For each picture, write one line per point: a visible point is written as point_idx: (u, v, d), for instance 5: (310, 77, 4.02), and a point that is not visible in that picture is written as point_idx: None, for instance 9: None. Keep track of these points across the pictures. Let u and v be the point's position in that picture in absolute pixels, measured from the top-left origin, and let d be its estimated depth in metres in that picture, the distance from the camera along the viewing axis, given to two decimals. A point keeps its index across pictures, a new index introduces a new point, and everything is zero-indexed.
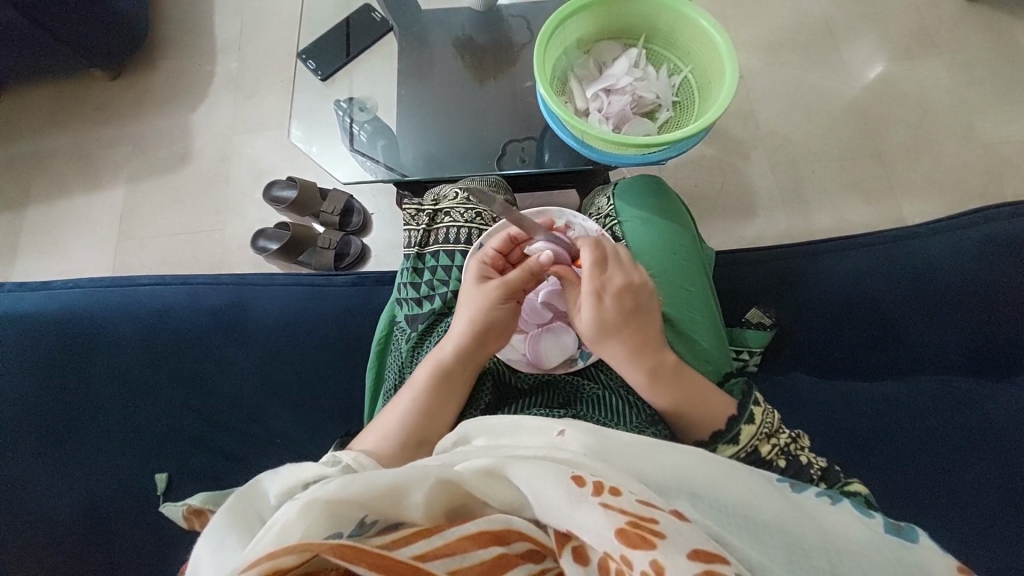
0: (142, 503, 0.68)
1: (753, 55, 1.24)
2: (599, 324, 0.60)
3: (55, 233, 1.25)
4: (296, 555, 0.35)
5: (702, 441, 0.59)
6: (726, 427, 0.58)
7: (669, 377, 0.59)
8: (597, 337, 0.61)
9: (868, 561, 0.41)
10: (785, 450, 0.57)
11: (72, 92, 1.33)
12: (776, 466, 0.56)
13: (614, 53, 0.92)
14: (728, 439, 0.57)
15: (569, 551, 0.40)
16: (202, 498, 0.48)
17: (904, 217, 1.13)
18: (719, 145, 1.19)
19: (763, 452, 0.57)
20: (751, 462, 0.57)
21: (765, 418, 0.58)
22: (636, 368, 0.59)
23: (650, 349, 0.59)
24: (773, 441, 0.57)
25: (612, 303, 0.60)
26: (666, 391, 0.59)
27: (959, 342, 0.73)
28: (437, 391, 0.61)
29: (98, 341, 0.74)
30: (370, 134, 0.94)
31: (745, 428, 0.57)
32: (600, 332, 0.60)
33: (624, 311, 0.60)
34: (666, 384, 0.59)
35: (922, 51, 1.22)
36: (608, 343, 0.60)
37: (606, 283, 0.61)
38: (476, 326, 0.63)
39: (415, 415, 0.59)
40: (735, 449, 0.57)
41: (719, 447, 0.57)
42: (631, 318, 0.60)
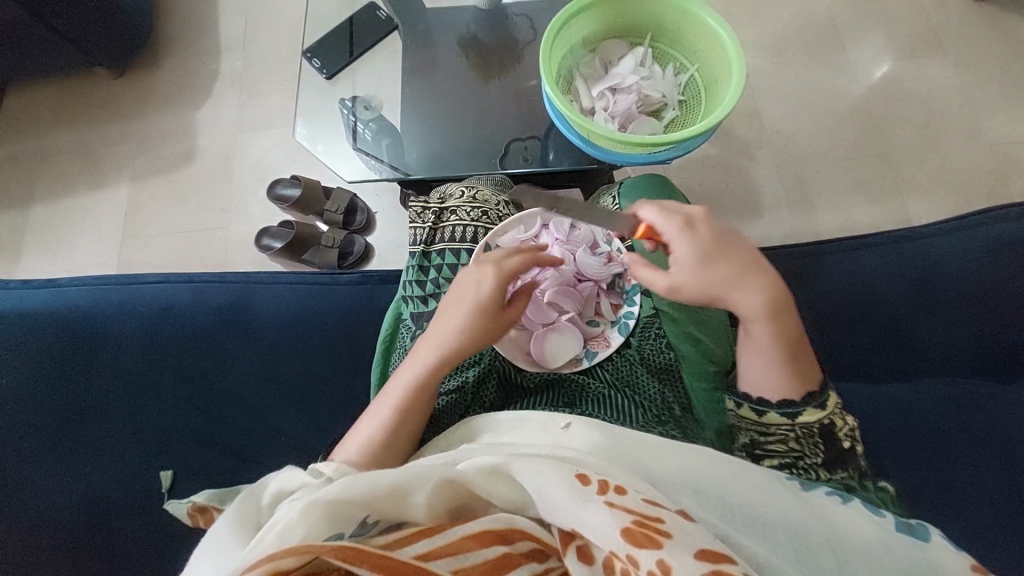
0: (144, 500, 0.68)
1: (758, 54, 1.23)
2: (702, 251, 0.57)
3: (59, 232, 1.25)
4: (297, 558, 0.35)
5: (812, 390, 0.56)
6: (819, 389, 0.56)
7: (781, 302, 0.55)
8: (704, 269, 0.56)
9: (877, 561, 0.41)
10: (851, 433, 0.56)
11: (77, 89, 1.33)
12: (841, 443, 0.55)
13: (619, 52, 0.91)
14: (817, 403, 0.55)
15: (573, 551, 0.39)
16: (205, 495, 0.48)
17: (909, 217, 1.12)
18: (724, 145, 1.19)
19: (838, 426, 0.55)
20: (824, 432, 0.55)
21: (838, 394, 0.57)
22: (756, 287, 0.55)
23: (761, 267, 0.56)
24: (845, 418, 0.56)
25: (707, 229, 0.58)
26: (785, 313, 0.55)
27: (968, 341, 0.72)
28: (416, 400, 0.58)
29: (102, 338, 0.74)
30: (374, 133, 0.94)
31: (833, 396, 0.56)
32: (704, 263, 0.56)
33: (717, 234, 0.58)
34: (784, 305, 0.55)
35: (928, 51, 1.22)
36: (716, 271, 0.56)
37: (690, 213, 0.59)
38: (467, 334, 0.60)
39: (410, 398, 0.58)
40: (820, 415, 0.55)
41: (805, 411, 0.55)
42: (730, 240, 0.57)
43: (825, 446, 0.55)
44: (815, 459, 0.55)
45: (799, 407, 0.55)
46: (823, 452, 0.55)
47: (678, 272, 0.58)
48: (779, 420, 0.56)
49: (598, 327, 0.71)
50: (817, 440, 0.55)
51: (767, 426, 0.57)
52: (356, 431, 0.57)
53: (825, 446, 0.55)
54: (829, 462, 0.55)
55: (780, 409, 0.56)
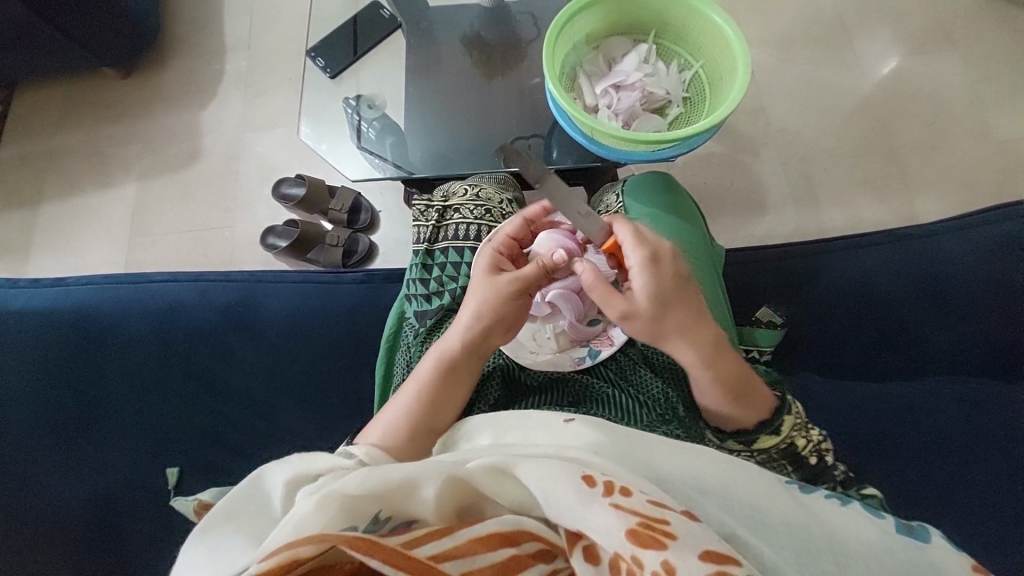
0: (152, 496, 0.69)
1: (764, 49, 1.22)
2: (660, 292, 0.56)
3: (68, 230, 1.26)
4: (313, 546, 0.36)
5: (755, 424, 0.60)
6: (771, 416, 0.59)
7: (722, 349, 0.58)
8: (659, 310, 0.56)
9: (875, 561, 0.42)
10: (817, 448, 0.59)
11: (85, 89, 1.34)
12: (808, 462, 0.59)
13: (624, 48, 0.91)
14: (771, 430, 0.59)
15: (580, 551, 0.40)
16: (209, 495, 0.51)
17: (917, 214, 1.11)
18: (730, 142, 1.18)
19: (800, 446, 0.59)
20: (787, 455, 0.59)
21: (799, 411, 0.61)
22: (699, 338, 0.57)
23: (707, 319, 0.58)
24: (807, 435, 0.60)
25: (670, 270, 0.57)
26: (726, 363, 0.57)
27: (975, 339, 0.72)
28: (444, 381, 0.61)
29: (111, 338, 0.74)
30: (378, 132, 0.95)
31: (787, 420, 0.59)
32: (661, 303, 0.56)
33: (678, 276, 0.58)
34: (722, 356, 0.57)
35: (937, 45, 1.20)
36: (672, 314, 0.56)
37: (659, 249, 0.58)
38: (489, 323, 0.63)
39: (421, 405, 0.60)
40: (776, 440, 0.59)
41: (760, 437, 0.60)
42: (686, 285, 0.58)
43: (794, 466, 0.60)
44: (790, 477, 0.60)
45: (753, 436, 0.60)
46: (794, 471, 0.60)
47: (633, 306, 0.57)
48: (736, 447, 0.61)
49: (600, 325, 0.71)
50: (784, 461, 0.60)
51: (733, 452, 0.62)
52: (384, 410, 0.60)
53: (794, 466, 0.60)
54: (806, 479, 0.60)
55: (736, 440, 0.61)
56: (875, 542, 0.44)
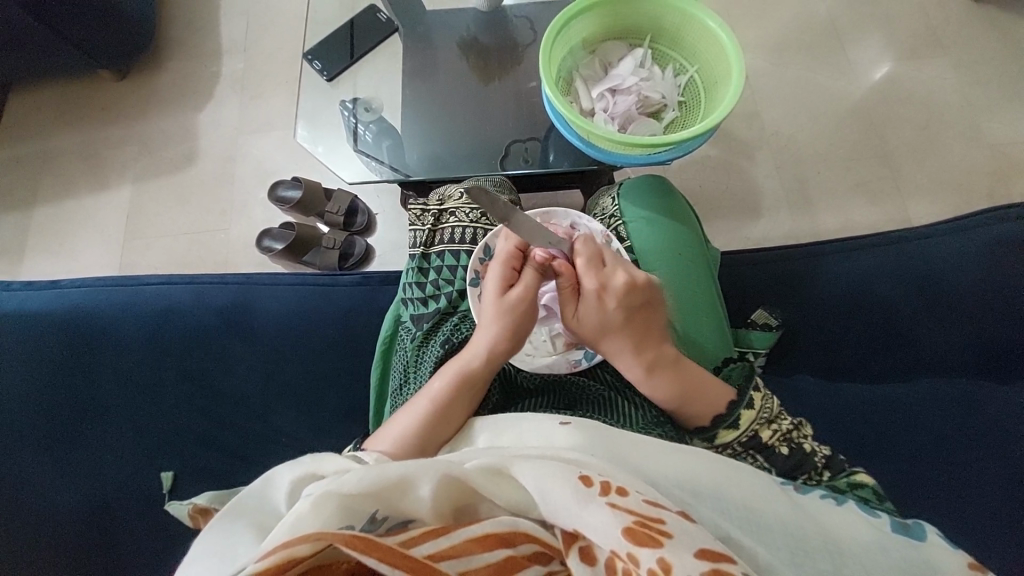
0: (145, 500, 0.69)
1: (759, 54, 1.23)
2: (603, 317, 0.61)
3: (62, 233, 1.26)
4: (310, 545, 0.36)
5: (704, 428, 0.61)
6: (727, 411, 0.60)
7: (669, 365, 0.61)
8: (598, 333, 0.62)
9: (872, 562, 0.42)
10: (786, 437, 0.59)
11: (80, 91, 1.34)
12: (777, 452, 0.58)
13: (620, 53, 0.91)
14: (729, 423, 0.60)
15: (576, 552, 0.40)
16: (205, 499, 0.51)
17: (910, 218, 1.12)
18: (725, 146, 1.19)
19: (764, 437, 0.59)
20: (752, 446, 0.59)
21: (765, 404, 0.60)
22: (638, 359, 0.61)
23: (651, 341, 0.61)
24: (773, 426, 0.59)
25: (614, 298, 0.61)
26: (666, 381, 0.60)
27: (970, 340, 0.72)
28: (457, 395, 0.60)
29: (104, 341, 0.74)
30: (375, 134, 0.95)
31: (745, 413, 0.60)
32: (601, 328, 0.61)
33: (626, 304, 0.61)
34: (667, 373, 0.60)
35: (929, 51, 1.22)
36: (616, 336, 0.61)
37: (607, 279, 0.62)
38: (506, 342, 0.63)
39: (430, 421, 0.59)
40: (736, 434, 0.60)
41: (720, 432, 0.60)
42: (634, 311, 0.61)
43: (766, 457, 0.59)
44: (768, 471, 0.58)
45: (713, 431, 0.60)
46: (771, 465, 0.58)
47: (579, 325, 0.62)
48: (704, 444, 0.61)
49: None
50: (751, 453, 0.59)
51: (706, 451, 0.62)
52: (396, 423, 0.60)
53: (764, 456, 0.59)
54: (785, 471, 0.58)
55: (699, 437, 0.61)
56: (871, 542, 0.44)
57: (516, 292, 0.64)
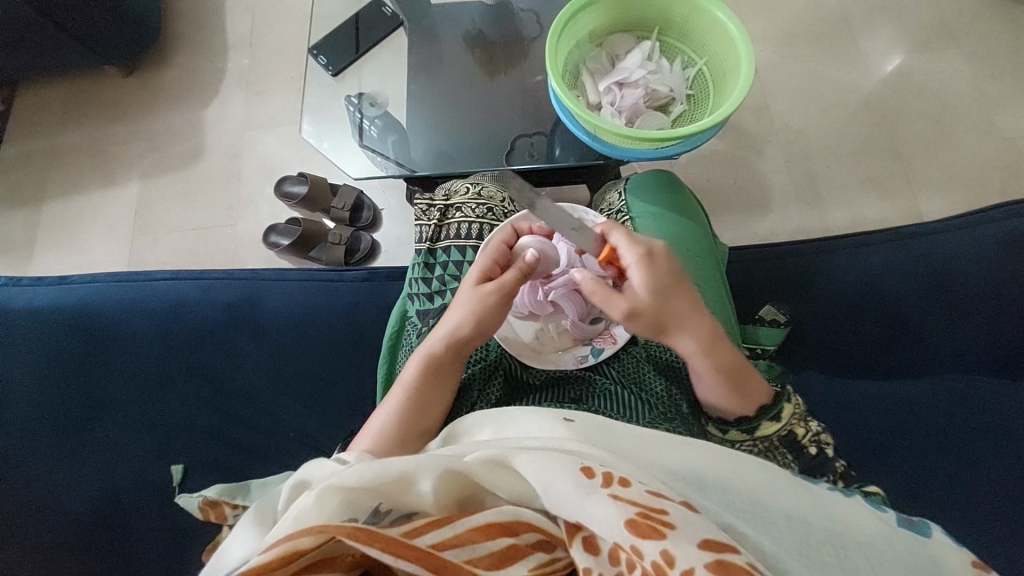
0: (156, 496, 0.70)
1: (768, 47, 1.21)
2: (659, 287, 0.57)
3: (71, 229, 1.26)
4: (312, 537, 0.36)
5: (749, 415, 0.60)
6: (772, 403, 0.60)
7: (722, 338, 0.58)
8: (658, 306, 0.57)
9: (879, 556, 0.42)
10: (815, 438, 0.60)
11: (88, 88, 1.34)
12: (808, 451, 0.60)
13: (627, 46, 0.90)
14: (773, 416, 0.60)
15: (579, 542, 0.40)
16: (217, 490, 0.53)
17: (921, 212, 1.11)
18: (733, 140, 1.17)
19: (798, 434, 0.60)
20: (786, 442, 0.60)
21: (800, 402, 0.61)
22: (698, 333, 0.57)
23: (702, 312, 0.58)
24: (805, 425, 0.60)
25: (666, 267, 0.58)
26: (723, 352, 0.58)
27: (982, 336, 0.71)
28: (427, 384, 0.61)
29: (113, 335, 0.75)
30: (380, 129, 0.95)
31: (789, 407, 0.60)
32: (660, 299, 0.57)
33: (675, 272, 0.58)
34: (722, 347, 0.58)
35: (942, 43, 1.19)
36: (672, 308, 0.57)
37: (654, 245, 0.58)
38: (470, 326, 0.63)
39: (407, 411, 0.60)
40: (777, 427, 0.60)
41: (763, 424, 0.60)
42: (681, 279, 0.58)
43: (794, 454, 0.60)
44: (793, 467, 0.60)
45: (755, 423, 0.60)
46: (794, 461, 0.60)
47: (636, 303, 0.57)
48: (738, 434, 0.61)
49: (603, 323, 0.71)
50: (783, 450, 0.60)
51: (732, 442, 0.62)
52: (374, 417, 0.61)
53: (793, 455, 0.60)
54: (807, 469, 0.60)
55: (737, 425, 0.61)
56: (877, 534, 0.44)
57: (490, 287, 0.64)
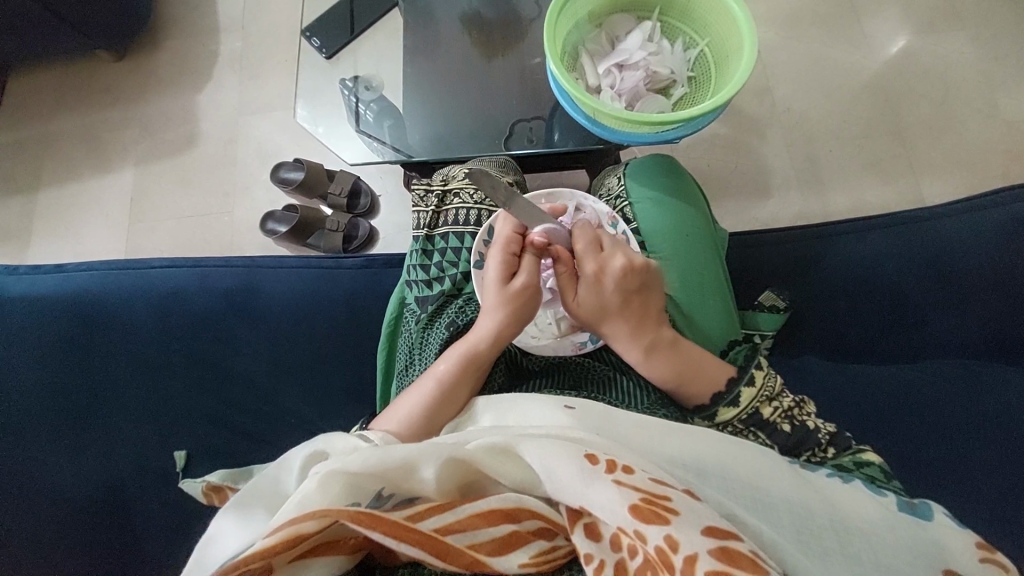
0: (159, 482, 0.70)
1: (771, 27, 1.19)
2: (601, 303, 0.62)
3: (67, 216, 1.26)
4: (317, 520, 0.36)
5: (703, 404, 0.61)
6: (727, 390, 0.60)
7: (668, 348, 0.61)
8: (599, 318, 0.63)
9: (878, 540, 0.43)
10: (787, 414, 0.58)
11: (80, 72, 1.32)
12: (779, 428, 0.57)
13: (627, 27, 0.88)
14: (729, 401, 0.60)
15: (581, 528, 0.41)
16: (218, 475, 0.53)
17: (923, 197, 1.10)
18: (734, 122, 1.16)
19: (765, 413, 0.58)
20: (752, 424, 0.59)
21: (766, 382, 0.59)
22: (637, 343, 0.61)
23: (649, 324, 0.62)
24: (774, 404, 0.59)
25: (612, 284, 0.62)
26: (666, 363, 0.61)
27: (982, 322, 0.71)
28: (461, 377, 0.61)
29: (113, 323, 0.74)
30: (376, 114, 0.93)
31: (745, 391, 0.59)
32: (601, 314, 0.62)
33: (624, 287, 0.62)
34: (666, 357, 0.61)
35: (948, 23, 1.17)
36: (615, 319, 0.62)
37: (606, 262, 0.62)
38: (510, 322, 0.64)
39: (437, 403, 0.60)
40: (735, 411, 0.59)
41: (719, 409, 0.60)
42: (632, 298, 0.62)
43: (767, 433, 0.58)
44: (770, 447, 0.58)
45: (713, 409, 0.60)
46: (771, 441, 0.58)
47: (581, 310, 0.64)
48: (704, 423, 0.61)
49: None
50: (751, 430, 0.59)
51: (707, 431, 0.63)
52: (401, 401, 0.60)
53: (765, 434, 0.58)
54: (792, 446, 0.57)
55: (698, 414, 0.62)
56: (878, 520, 0.44)
57: (520, 281, 0.64)
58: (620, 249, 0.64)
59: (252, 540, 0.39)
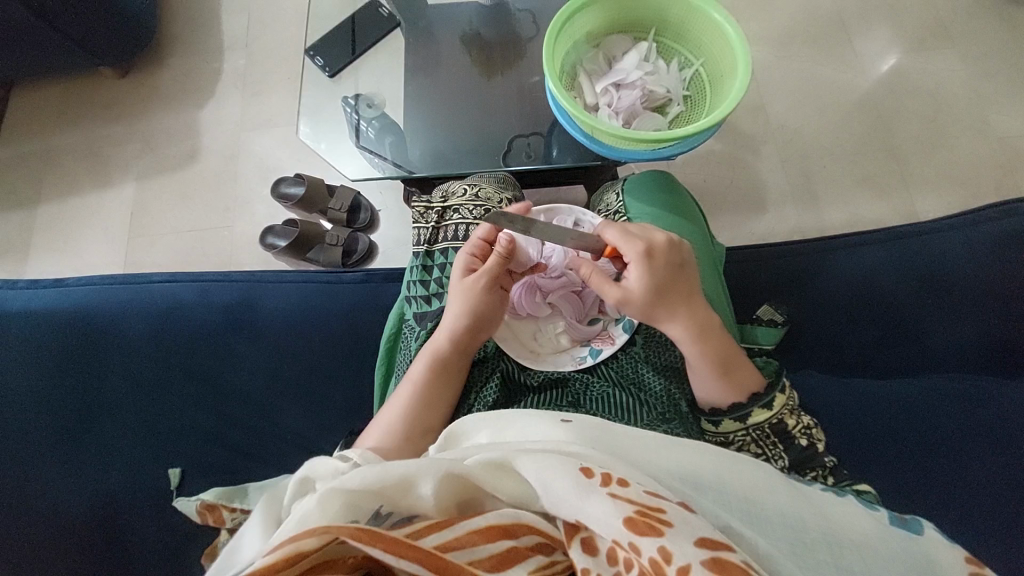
0: (153, 500, 0.69)
1: (764, 47, 1.22)
2: (655, 283, 0.60)
3: (66, 231, 1.26)
4: (318, 537, 0.35)
5: (742, 403, 0.60)
6: (764, 390, 0.60)
7: (713, 328, 0.61)
8: (654, 300, 0.60)
9: (873, 553, 0.42)
10: (807, 430, 0.59)
11: (83, 88, 1.34)
12: (799, 441, 0.59)
13: (624, 47, 0.90)
14: (764, 403, 0.60)
15: (578, 543, 0.40)
16: (213, 493, 0.54)
17: (916, 212, 1.11)
18: (729, 140, 1.18)
19: (789, 424, 0.59)
20: (778, 430, 0.59)
21: (791, 395, 0.61)
22: (688, 325, 0.60)
23: (695, 304, 0.61)
24: (796, 417, 0.60)
25: (664, 261, 0.61)
26: (714, 345, 0.60)
27: (977, 335, 0.72)
28: (435, 379, 0.63)
29: (111, 338, 0.74)
30: (378, 131, 0.95)
31: (779, 396, 0.60)
32: (655, 295, 0.60)
33: (672, 265, 0.61)
34: (713, 338, 0.60)
35: (936, 43, 1.20)
36: (666, 299, 0.60)
37: (651, 241, 0.61)
38: (468, 318, 0.65)
39: (415, 406, 0.62)
40: (768, 414, 0.60)
41: (754, 410, 0.60)
42: (679, 276, 0.61)
43: (785, 445, 0.59)
44: (783, 460, 0.59)
45: (746, 410, 0.60)
46: (784, 453, 0.59)
47: (632, 297, 0.60)
48: (731, 424, 0.61)
49: (600, 324, 0.72)
50: (774, 440, 0.60)
51: (726, 435, 0.62)
52: (384, 410, 0.62)
53: (784, 445, 0.59)
54: (796, 462, 0.59)
55: (730, 412, 0.61)
56: (872, 532, 0.44)
57: (480, 279, 0.67)
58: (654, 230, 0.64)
59: (254, 560, 0.39)
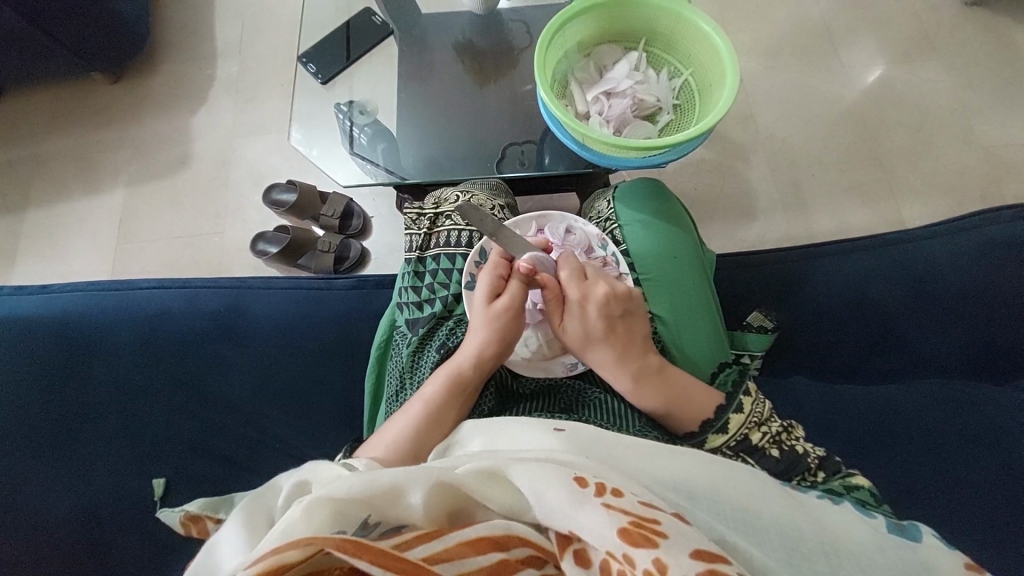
0: (136, 511, 0.67)
1: (753, 58, 1.24)
2: (586, 330, 0.64)
3: (53, 236, 1.25)
4: (301, 549, 0.35)
5: (692, 432, 0.61)
6: (715, 416, 0.60)
7: (653, 373, 0.62)
8: (585, 345, 0.64)
9: (868, 559, 0.43)
10: (776, 440, 0.58)
11: (74, 94, 1.33)
12: (769, 454, 0.58)
13: (614, 56, 0.91)
14: (718, 428, 0.60)
15: (570, 554, 0.40)
16: (197, 505, 0.53)
17: (903, 220, 1.13)
18: (719, 148, 1.19)
19: (754, 439, 0.59)
20: (742, 451, 0.59)
21: (754, 408, 0.60)
22: (623, 371, 0.62)
23: (634, 352, 0.63)
24: (763, 429, 0.59)
25: (597, 310, 0.64)
26: (652, 391, 0.61)
27: (964, 341, 0.73)
28: (450, 397, 0.62)
29: (99, 343, 0.73)
30: (370, 137, 0.95)
31: (734, 417, 0.60)
32: (587, 341, 0.64)
33: (607, 314, 0.64)
34: (651, 383, 0.61)
35: (922, 55, 1.23)
36: (598, 346, 0.64)
37: (589, 290, 0.65)
38: (495, 344, 0.65)
39: (424, 424, 0.60)
40: (724, 438, 0.60)
41: (709, 437, 0.60)
42: (618, 324, 0.64)
43: (756, 459, 0.58)
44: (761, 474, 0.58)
45: (701, 436, 0.61)
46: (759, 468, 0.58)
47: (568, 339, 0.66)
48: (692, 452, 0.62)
49: None
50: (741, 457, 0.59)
51: None
52: (386, 427, 0.60)
53: (755, 458, 0.58)
54: (783, 471, 0.57)
55: (688, 441, 0.62)
56: (868, 540, 0.44)
57: (502, 301, 0.66)
58: (604, 277, 0.67)
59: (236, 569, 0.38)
